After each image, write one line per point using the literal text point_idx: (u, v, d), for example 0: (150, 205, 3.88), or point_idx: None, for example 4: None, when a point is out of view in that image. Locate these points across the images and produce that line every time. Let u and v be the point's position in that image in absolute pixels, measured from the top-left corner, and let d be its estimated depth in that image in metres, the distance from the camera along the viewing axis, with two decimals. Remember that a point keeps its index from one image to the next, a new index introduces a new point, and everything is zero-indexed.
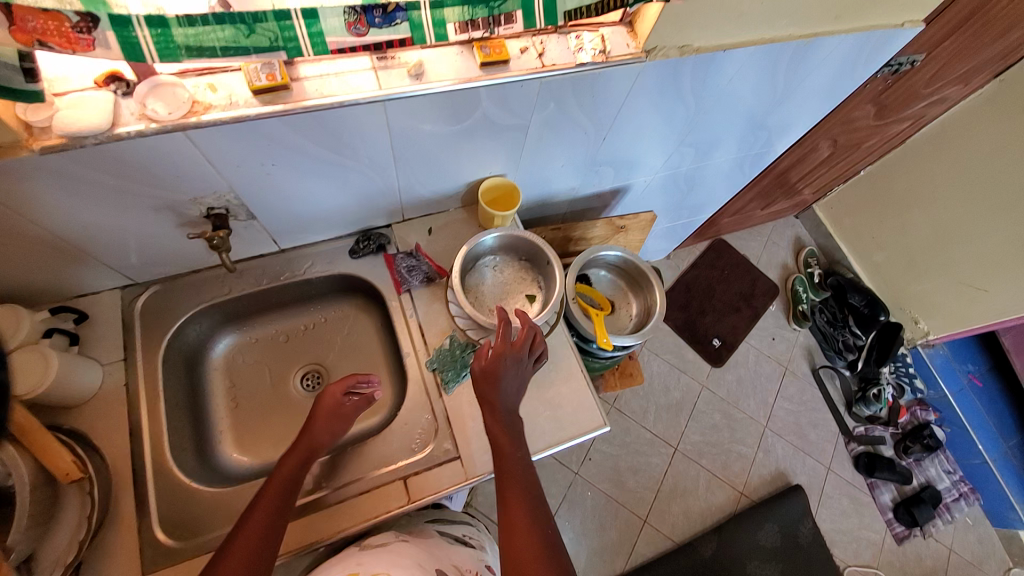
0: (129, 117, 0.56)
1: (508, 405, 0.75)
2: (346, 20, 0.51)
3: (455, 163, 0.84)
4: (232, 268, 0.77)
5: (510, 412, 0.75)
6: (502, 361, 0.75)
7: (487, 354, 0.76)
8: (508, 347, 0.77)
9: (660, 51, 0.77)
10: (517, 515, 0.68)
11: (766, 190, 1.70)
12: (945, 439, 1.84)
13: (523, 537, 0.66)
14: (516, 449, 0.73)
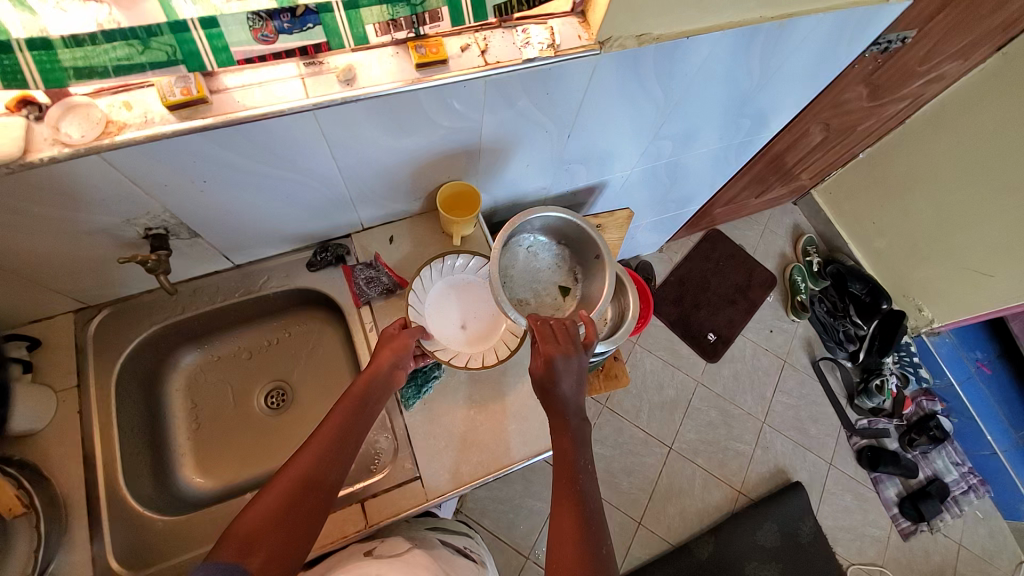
0: (43, 143, 0.53)
1: (575, 407, 0.70)
2: (251, 27, 0.47)
3: (409, 169, 0.80)
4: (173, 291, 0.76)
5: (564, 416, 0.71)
6: (570, 360, 0.70)
7: (551, 352, 0.71)
8: (572, 344, 0.72)
9: (616, 41, 0.72)
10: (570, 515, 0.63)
11: (758, 176, 1.63)
12: (953, 430, 1.78)
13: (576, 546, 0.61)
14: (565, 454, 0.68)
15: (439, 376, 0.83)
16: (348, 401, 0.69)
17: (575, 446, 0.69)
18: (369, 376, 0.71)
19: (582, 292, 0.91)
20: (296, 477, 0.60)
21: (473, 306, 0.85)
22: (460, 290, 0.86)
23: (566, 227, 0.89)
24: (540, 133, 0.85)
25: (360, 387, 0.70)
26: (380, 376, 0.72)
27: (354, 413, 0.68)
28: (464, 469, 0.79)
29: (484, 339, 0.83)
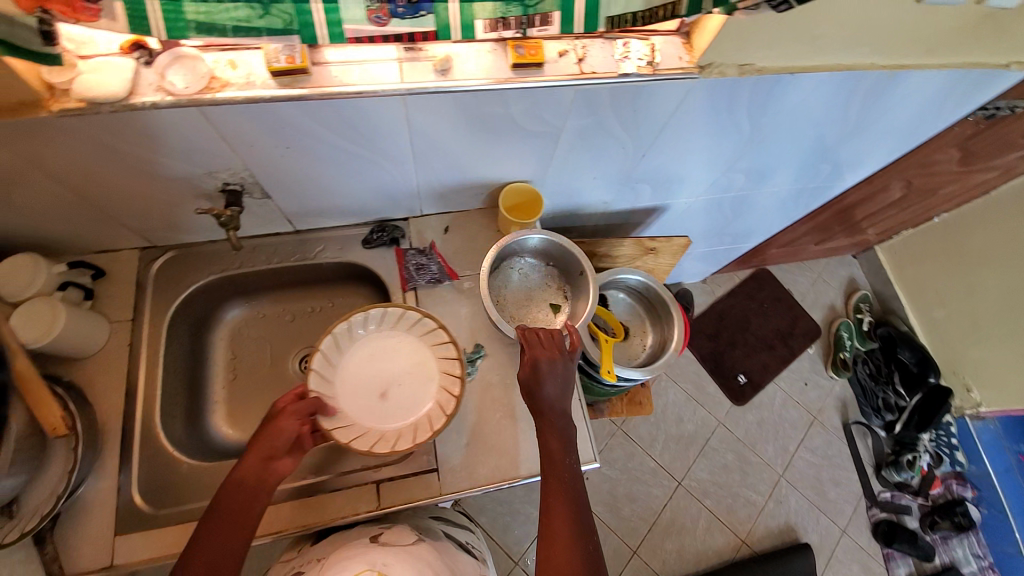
0: (147, 88, 0.55)
1: (560, 410, 0.72)
2: (366, 8, 0.48)
3: (478, 166, 0.80)
4: (236, 245, 0.78)
5: (559, 417, 0.72)
6: (555, 363, 0.73)
7: (537, 357, 0.74)
8: (558, 349, 0.76)
9: (715, 68, 0.69)
10: (558, 522, 0.63)
11: (821, 226, 1.55)
12: (980, 520, 1.66)
13: (562, 552, 0.61)
14: (561, 462, 0.68)
15: (472, 374, 0.83)
16: (222, 502, 0.61)
17: (564, 448, 0.69)
18: (242, 472, 0.63)
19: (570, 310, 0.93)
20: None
21: (377, 372, 0.77)
22: (368, 355, 0.78)
23: (552, 248, 0.92)
24: (615, 150, 0.83)
25: (233, 486, 0.62)
26: (253, 467, 0.63)
27: (229, 514, 0.61)
28: (479, 471, 0.78)
29: (402, 417, 0.74)
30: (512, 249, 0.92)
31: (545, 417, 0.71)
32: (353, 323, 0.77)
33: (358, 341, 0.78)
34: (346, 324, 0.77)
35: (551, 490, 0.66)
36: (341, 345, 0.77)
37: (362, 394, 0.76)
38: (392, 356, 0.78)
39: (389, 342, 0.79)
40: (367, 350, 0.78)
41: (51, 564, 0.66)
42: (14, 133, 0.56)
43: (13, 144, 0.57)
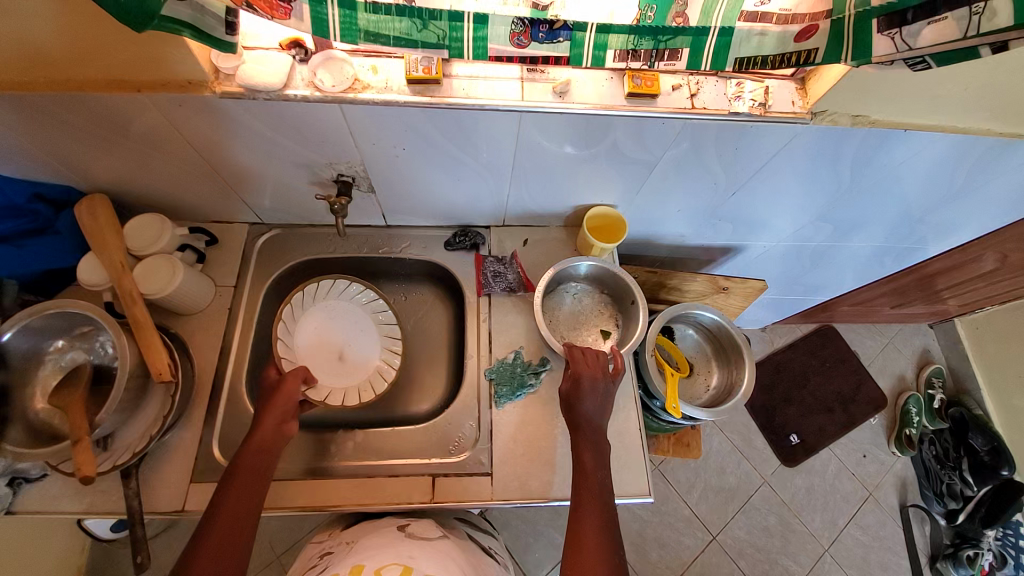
0: (299, 82, 0.61)
1: (595, 426, 0.73)
2: (512, 30, 0.52)
3: (568, 184, 0.83)
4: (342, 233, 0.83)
5: (596, 436, 0.72)
6: (596, 383, 0.75)
7: (580, 372, 0.76)
8: (601, 371, 0.76)
9: (829, 115, 0.69)
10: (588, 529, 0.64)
11: (900, 291, 1.47)
12: None
13: (588, 556, 0.62)
14: (599, 477, 0.68)
15: (534, 385, 0.84)
16: (238, 469, 0.66)
17: (600, 466, 0.69)
18: (256, 440, 0.68)
19: (621, 336, 0.89)
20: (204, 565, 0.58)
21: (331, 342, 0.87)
22: (324, 324, 0.87)
23: (605, 274, 0.90)
24: (707, 185, 0.83)
25: (251, 454, 0.67)
26: (269, 431, 0.69)
27: (247, 477, 0.65)
28: (531, 484, 0.78)
29: (355, 375, 0.85)
30: (562, 274, 0.90)
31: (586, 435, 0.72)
32: (320, 287, 0.88)
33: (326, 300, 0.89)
34: (316, 287, 0.88)
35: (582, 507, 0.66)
36: (305, 303, 0.87)
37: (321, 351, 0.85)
38: (347, 328, 0.88)
39: (350, 315, 0.89)
40: (325, 316, 0.88)
41: (131, 500, 0.69)
42: (178, 106, 0.62)
43: (176, 116, 0.64)
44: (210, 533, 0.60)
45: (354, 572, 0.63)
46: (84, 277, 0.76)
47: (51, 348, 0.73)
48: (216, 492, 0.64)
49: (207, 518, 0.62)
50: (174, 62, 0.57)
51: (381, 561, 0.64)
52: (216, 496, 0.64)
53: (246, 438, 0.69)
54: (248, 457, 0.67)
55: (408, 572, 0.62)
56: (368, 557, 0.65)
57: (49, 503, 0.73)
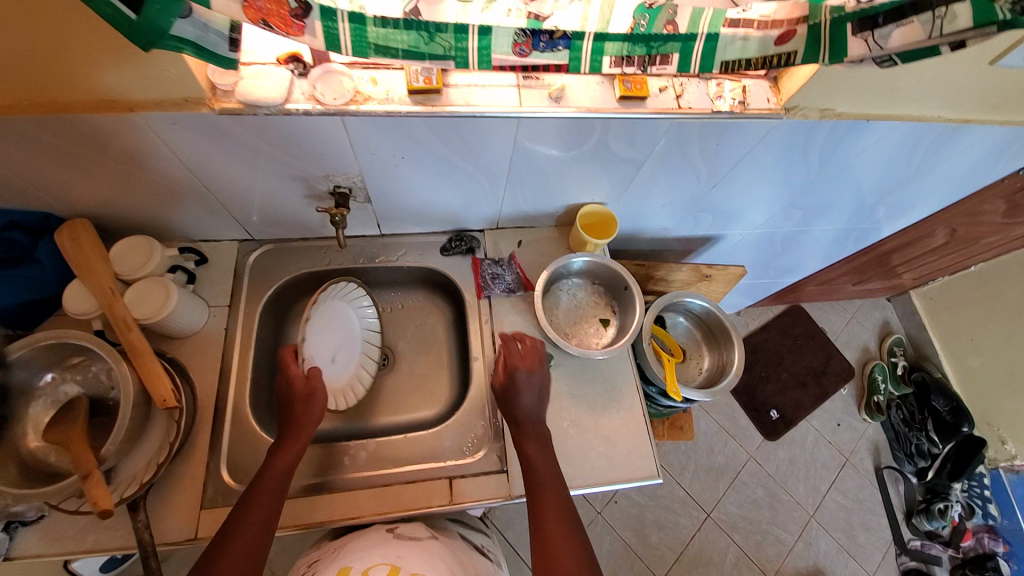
0: (299, 96, 0.61)
1: (536, 418, 0.76)
2: (513, 41, 0.54)
3: (561, 185, 0.86)
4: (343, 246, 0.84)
5: (537, 429, 0.75)
6: (532, 374, 0.78)
7: (515, 365, 0.79)
8: (537, 361, 0.80)
9: (800, 110, 0.74)
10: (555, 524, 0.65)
11: (859, 269, 1.58)
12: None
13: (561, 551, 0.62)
14: (549, 473, 0.71)
15: None
16: (268, 471, 0.68)
17: (547, 460, 0.72)
18: (286, 443, 0.71)
19: (621, 321, 0.93)
20: (234, 561, 0.59)
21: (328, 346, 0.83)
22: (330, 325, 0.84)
23: (598, 268, 0.93)
24: (691, 180, 0.88)
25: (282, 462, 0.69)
26: (297, 438, 0.71)
27: (275, 479, 0.67)
28: None
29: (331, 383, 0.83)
30: (557, 271, 0.93)
31: (533, 432, 0.75)
32: (341, 288, 0.86)
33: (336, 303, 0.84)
34: (337, 287, 0.86)
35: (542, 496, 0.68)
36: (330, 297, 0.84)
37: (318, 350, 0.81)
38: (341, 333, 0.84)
39: (347, 320, 0.85)
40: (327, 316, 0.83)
41: (141, 532, 0.67)
42: (175, 125, 0.61)
43: (170, 134, 0.63)
44: (238, 535, 0.61)
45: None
46: (71, 305, 0.73)
47: (43, 382, 0.71)
48: (249, 491, 0.65)
49: (237, 519, 0.63)
50: (168, 79, 0.56)
51: (369, 561, 0.63)
52: (247, 495, 0.65)
53: (277, 440, 0.72)
54: (278, 459, 0.69)
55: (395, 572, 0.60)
56: (353, 560, 0.64)
57: (48, 545, 0.70)
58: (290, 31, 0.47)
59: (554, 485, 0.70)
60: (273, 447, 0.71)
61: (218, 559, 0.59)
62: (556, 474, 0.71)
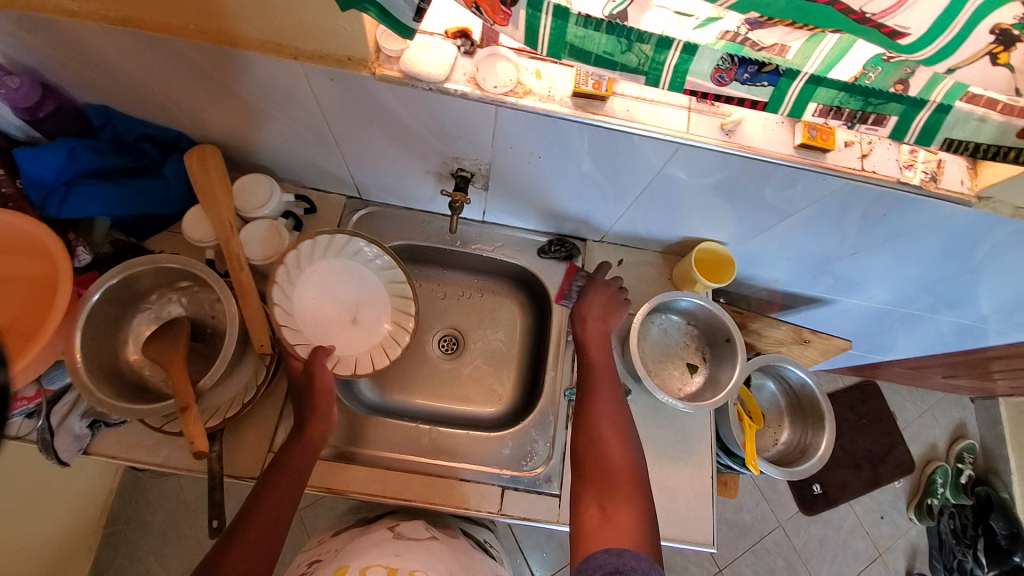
0: (459, 75, 0.59)
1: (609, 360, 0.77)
2: (716, 66, 0.47)
3: (689, 216, 0.80)
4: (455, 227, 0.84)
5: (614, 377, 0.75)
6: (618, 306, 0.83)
7: (600, 300, 0.83)
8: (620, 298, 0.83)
9: (992, 203, 0.64)
10: (619, 472, 0.65)
11: (952, 365, 1.39)
12: None
13: (619, 503, 0.62)
14: (619, 424, 0.70)
15: None
16: (282, 468, 0.64)
17: (618, 411, 0.71)
18: (301, 439, 0.67)
19: (710, 372, 0.87)
20: (237, 565, 0.56)
21: (337, 304, 0.80)
22: (324, 285, 0.80)
23: (702, 313, 0.87)
24: (832, 242, 0.79)
25: (297, 454, 0.66)
26: (314, 436, 0.67)
27: (289, 478, 0.64)
28: None
29: (369, 336, 0.81)
30: (663, 304, 0.87)
31: (602, 374, 0.75)
32: (319, 242, 0.78)
33: (322, 261, 0.79)
34: (314, 243, 0.78)
35: (600, 436, 0.68)
36: (301, 265, 0.77)
37: (320, 314, 0.79)
38: (351, 288, 0.81)
39: (355, 273, 0.82)
40: (321, 279, 0.79)
41: (212, 462, 0.69)
42: (330, 81, 0.60)
43: (320, 88, 0.62)
44: (244, 534, 0.58)
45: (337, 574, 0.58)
46: (190, 229, 0.76)
47: (154, 296, 0.74)
48: (267, 476, 0.63)
49: (246, 515, 0.60)
50: (340, 35, 0.54)
51: (367, 561, 0.60)
52: (266, 480, 0.63)
53: (293, 433, 0.68)
54: (293, 456, 0.65)
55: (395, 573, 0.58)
56: (353, 558, 0.62)
57: (128, 448, 0.74)
58: (495, 17, 0.45)
59: (615, 422, 0.70)
60: (289, 440, 0.67)
61: (222, 558, 0.56)
62: (627, 425, 0.70)
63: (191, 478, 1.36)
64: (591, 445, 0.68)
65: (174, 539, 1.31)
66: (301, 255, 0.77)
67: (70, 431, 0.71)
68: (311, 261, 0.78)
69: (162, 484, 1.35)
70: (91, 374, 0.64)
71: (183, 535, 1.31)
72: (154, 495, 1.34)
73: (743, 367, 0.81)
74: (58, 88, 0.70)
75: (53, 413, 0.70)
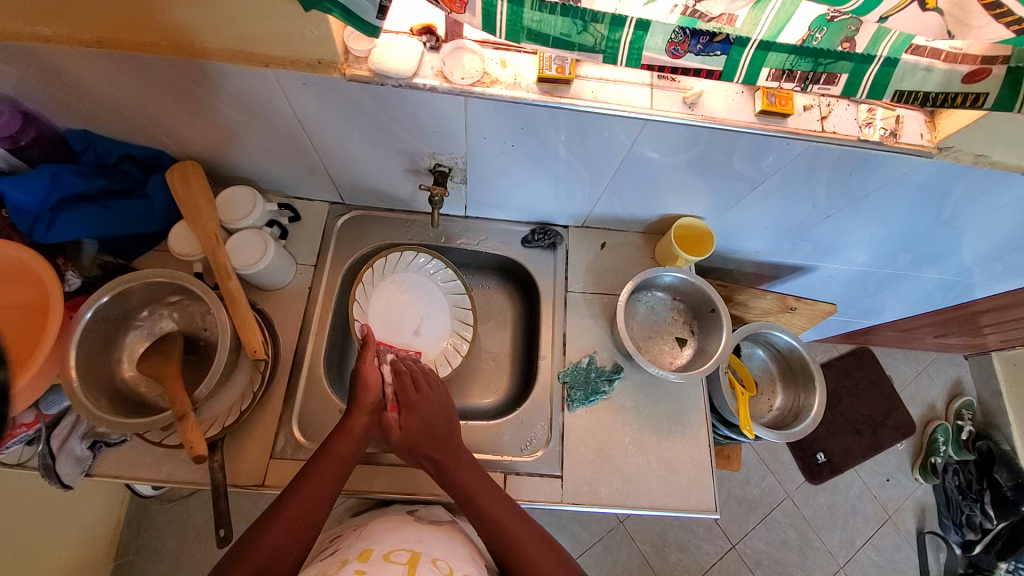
0: (426, 70, 0.60)
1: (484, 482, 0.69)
2: (669, 40, 0.50)
3: (665, 194, 0.82)
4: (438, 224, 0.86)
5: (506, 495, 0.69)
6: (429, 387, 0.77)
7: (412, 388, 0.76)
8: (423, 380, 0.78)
9: (953, 152, 0.66)
10: None
11: (940, 323, 1.41)
12: None
13: None
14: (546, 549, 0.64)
15: (607, 393, 0.83)
16: (328, 454, 0.67)
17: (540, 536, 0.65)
18: (349, 428, 0.69)
19: (699, 344, 0.90)
20: (274, 540, 0.60)
21: (409, 314, 0.88)
22: (396, 297, 0.88)
23: (686, 287, 0.89)
24: (804, 207, 0.82)
25: (347, 443, 0.68)
26: (360, 426, 0.70)
27: (331, 464, 0.66)
28: (601, 489, 0.78)
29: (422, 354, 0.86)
30: (645, 282, 0.90)
31: (484, 493, 0.67)
32: (389, 260, 0.88)
33: (396, 274, 0.89)
34: (386, 261, 0.88)
35: (514, 540, 0.64)
36: (377, 279, 0.87)
37: (389, 320, 0.86)
38: (420, 301, 0.89)
39: (422, 286, 0.89)
40: (396, 289, 0.88)
41: (216, 472, 0.70)
42: (303, 86, 0.62)
43: (294, 94, 0.63)
44: (288, 506, 0.62)
45: (361, 555, 0.59)
46: (175, 245, 0.77)
47: (144, 314, 0.75)
48: (315, 457, 0.67)
49: (289, 494, 0.64)
50: (307, 39, 0.56)
51: (392, 545, 0.62)
52: (313, 461, 0.67)
53: (341, 421, 0.70)
54: (340, 443, 0.68)
55: (417, 556, 0.60)
56: (375, 543, 0.62)
57: (131, 466, 0.74)
58: (451, 6, 0.46)
59: (524, 524, 0.66)
60: (338, 427, 0.70)
61: (261, 533, 0.60)
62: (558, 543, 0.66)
63: (194, 499, 1.35)
64: (513, 566, 0.62)
65: (180, 562, 1.29)
66: (377, 270, 0.87)
67: (70, 454, 0.71)
68: (385, 275, 0.88)
69: (170, 509, 1.34)
70: (88, 395, 0.65)
71: (190, 558, 1.30)
72: (162, 522, 1.33)
73: (727, 336, 0.83)
74: (37, 116, 0.71)
75: (53, 437, 0.71)
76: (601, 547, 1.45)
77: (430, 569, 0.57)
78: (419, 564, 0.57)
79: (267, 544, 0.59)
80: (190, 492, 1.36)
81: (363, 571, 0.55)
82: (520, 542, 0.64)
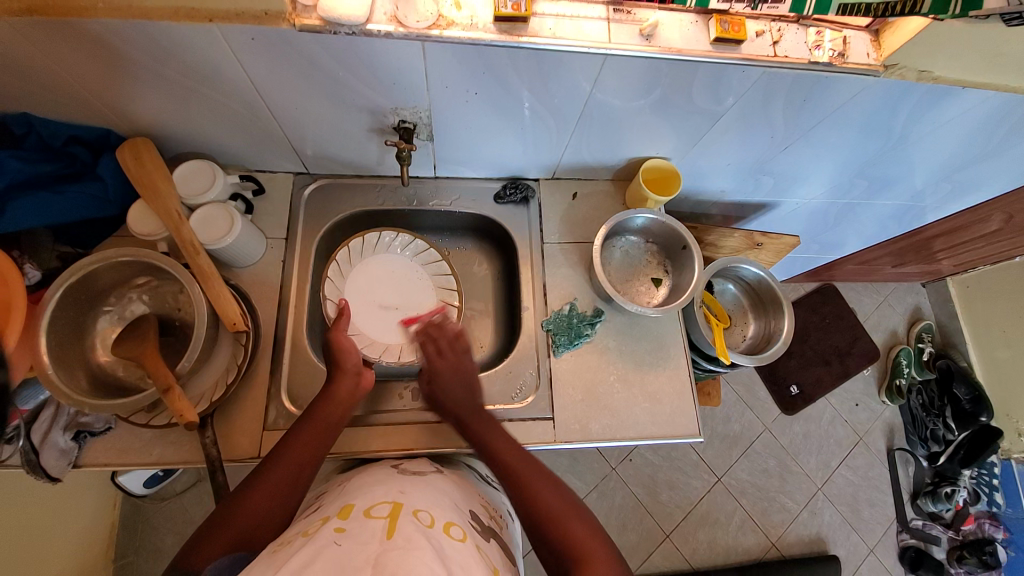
0: (380, 15, 0.59)
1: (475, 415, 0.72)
2: None
3: (630, 138, 0.83)
4: (408, 182, 0.85)
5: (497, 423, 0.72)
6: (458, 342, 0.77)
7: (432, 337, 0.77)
8: (457, 353, 0.76)
9: (899, 69, 0.69)
10: (580, 531, 0.61)
11: (897, 251, 1.48)
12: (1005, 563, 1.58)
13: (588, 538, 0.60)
14: (560, 502, 0.64)
15: (590, 335, 0.86)
16: (311, 418, 0.68)
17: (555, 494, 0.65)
18: (334, 393, 0.70)
19: (673, 282, 0.94)
20: (256, 502, 0.60)
21: (387, 295, 0.86)
22: (373, 276, 0.86)
23: (658, 227, 0.92)
24: (764, 137, 0.84)
25: (325, 406, 0.69)
26: (346, 390, 0.71)
27: (316, 427, 0.67)
28: (592, 426, 0.82)
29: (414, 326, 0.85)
30: (619, 226, 0.92)
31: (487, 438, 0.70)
32: (365, 241, 0.87)
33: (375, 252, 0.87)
34: (361, 242, 0.87)
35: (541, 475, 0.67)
36: (364, 252, 0.86)
37: (370, 301, 0.85)
38: (409, 285, 0.87)
39: (405, 268, 0.88)
40: (367, 274, 0.86)
41: (209, 448, 0.70)
42: (250, 40, 0.59)
43: (243, 52, 0.61)
44: (278, 464, 0.64)
45: (343, 511, 0.57)
46: (136, 224, 0.75)
47: (112, 299, 0.74)
48: (298, 423, 0.68)
49: (274, 459, 0.64)
50: None
51: (372, 499, 0.59)
52: (296, 426, 0.67)
53: (326, 386, 0.71)
54: (326, 407, 0.69)
55: (398, 508, 0.57)
56: (358, 497, 0.60)
57: (120, 453, 0.73)
58: None
59: (534, 469, 0.67)
60: (323, 392, 0.71)
61: (246, 495, 0.60)
62: (573, 499, 0.65)
63: (192, 494, 1.35)
64: (519, 497, 0.64)
65: None
66: (354, 250, 0.86)
67: (55, 446, 0.70)
68: (362, 256, 0.86)
69: (165, 507, 1.33)
70: (65, 382, 0.64)
71: None
72: (160, 520, 1.32)
73: (699, 271, 0.87)
74: None
75: (33, 433, 0.69)
76: (597, 494, 1.52)
77: (411, 521, 0.54)
78: (400, 517, 0.54)
79: (254, 507, 0.60)
80: (184, 488, 1.35)
81: (344, 528, 0.52)
82: (521, 471, 0.66)
